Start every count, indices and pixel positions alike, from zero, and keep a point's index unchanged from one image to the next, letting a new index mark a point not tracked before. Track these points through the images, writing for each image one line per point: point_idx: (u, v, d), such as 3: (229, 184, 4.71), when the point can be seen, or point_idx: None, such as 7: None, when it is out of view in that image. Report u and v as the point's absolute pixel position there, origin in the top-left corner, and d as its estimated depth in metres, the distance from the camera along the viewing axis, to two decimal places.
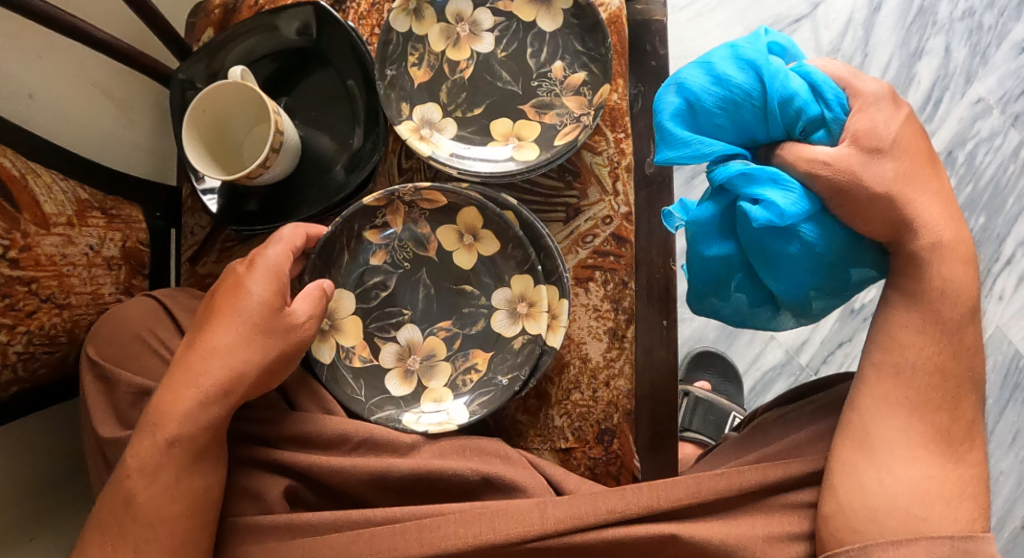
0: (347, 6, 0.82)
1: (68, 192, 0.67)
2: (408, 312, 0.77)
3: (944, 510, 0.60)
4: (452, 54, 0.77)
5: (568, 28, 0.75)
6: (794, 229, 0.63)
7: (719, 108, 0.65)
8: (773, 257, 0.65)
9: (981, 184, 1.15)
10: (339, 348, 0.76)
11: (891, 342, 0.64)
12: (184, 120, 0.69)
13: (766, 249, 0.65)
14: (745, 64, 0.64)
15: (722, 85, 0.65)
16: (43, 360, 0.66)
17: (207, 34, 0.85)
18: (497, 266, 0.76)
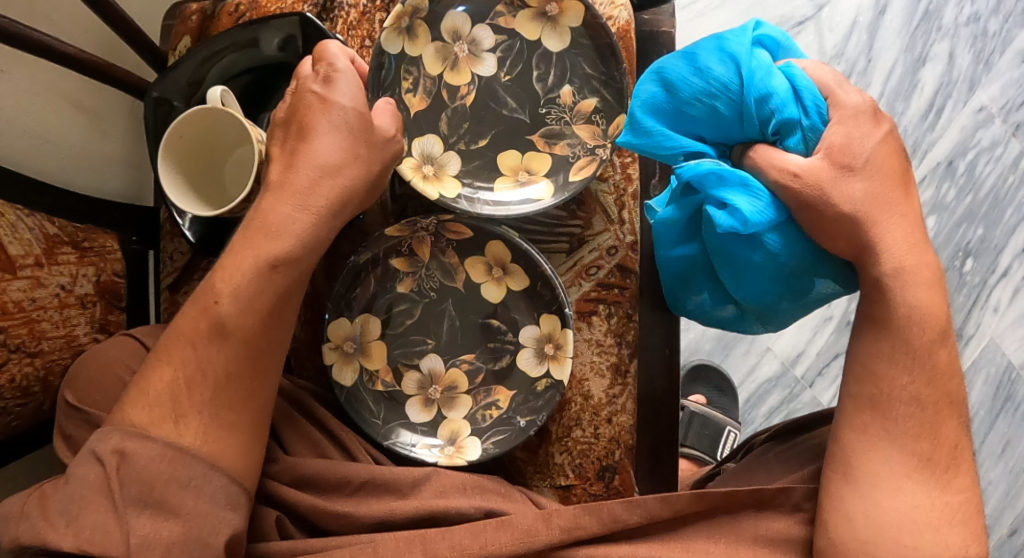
0: (335, 14, 0.75)
1: (34, 228, 0.63)
2: (431, 342, 0.74)
3: (933, 539, 0.55)
4: (452, 77, 0.72)
5: (579, 48, 0.71)
6: (758, 235, 0.58)
7: (696, 100, 0.59)
8: (729, 262, 0.61)
9: (981, 195, 1.13)
10: (361, 371, 0.72)
11: (866, 372, 0.58)
12: (161, 148, 0.63)
13: (727, 255, 0.61)
14: (726, 56, 0.58)
15: (695, 78, 0.58)
16: (15, 414, 0.62)
17: (184, 42, 0.77)
18: (526, 304, 0.73)
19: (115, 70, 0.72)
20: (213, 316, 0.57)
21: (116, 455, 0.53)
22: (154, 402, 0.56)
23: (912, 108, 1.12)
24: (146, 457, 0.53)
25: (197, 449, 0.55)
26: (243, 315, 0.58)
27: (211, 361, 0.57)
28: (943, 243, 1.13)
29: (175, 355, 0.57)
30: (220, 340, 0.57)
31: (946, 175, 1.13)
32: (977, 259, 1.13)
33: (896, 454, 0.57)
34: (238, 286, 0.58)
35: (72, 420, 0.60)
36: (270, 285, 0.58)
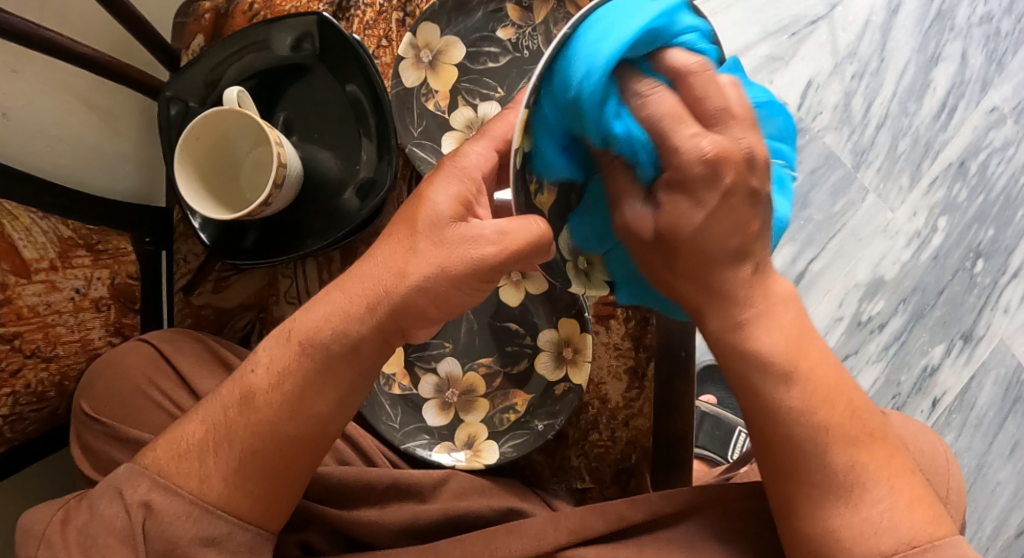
0: (351, 14, 0.73)
1: (48, 231, 0.62)
2: (449, 345, 0.74)
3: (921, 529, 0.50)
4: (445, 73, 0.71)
5: None
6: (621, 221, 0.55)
7: (562, 113, 0.49)
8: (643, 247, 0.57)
9: (992, 196, 1.13)
10: (380, 374, 0.72)
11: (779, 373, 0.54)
12: (177, 149, 0.62)
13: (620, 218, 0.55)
14: (587, 60, 0.47)
15: (571, 67, 0.47)
16: (32, 419, 0.62)
17: (197, 41, 0.76)
18: (548, 308, 0.72)
19: (127, 68, 0.71)
20: (248, 384, 0.53)
21: (141, 507, 0.51)
22: (186, 455, 0.53)
23: (924, 108, 1.12)
24: (170, 514, 0.51)
25: (219, 507, 0.51)
26: (279, 386, 0.53)
27: (237, 427, 0.53)
28: (954, 243, 1.12)
29: (211, 412, 0.54)
30: (250, 408, 0.53)
31: (958, 176, 1.12)
32: (988, 260, 1.13)
33: (834, 457, 0.51)
34: (277, 356, 0.54)
35: (91, 431, 0.60)
36: (302, 362, 0.53)
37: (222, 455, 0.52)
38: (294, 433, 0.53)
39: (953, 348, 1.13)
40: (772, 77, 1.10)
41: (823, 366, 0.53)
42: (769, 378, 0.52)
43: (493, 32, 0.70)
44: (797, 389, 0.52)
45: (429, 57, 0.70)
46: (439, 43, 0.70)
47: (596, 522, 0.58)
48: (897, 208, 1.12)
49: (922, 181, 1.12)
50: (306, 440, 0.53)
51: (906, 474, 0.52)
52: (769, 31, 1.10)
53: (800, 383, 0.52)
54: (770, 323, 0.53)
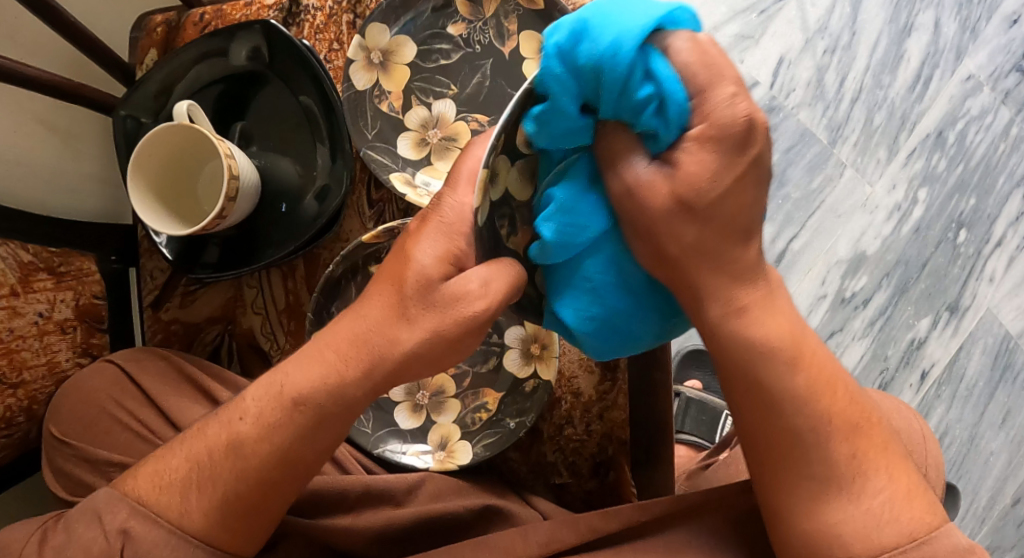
0: (301, 19, 0.73)
1: (7, 257, 0.62)
2: None
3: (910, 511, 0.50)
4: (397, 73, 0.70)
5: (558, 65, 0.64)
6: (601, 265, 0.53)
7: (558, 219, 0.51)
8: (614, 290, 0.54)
9: (971, 164, 1.12)
10: None
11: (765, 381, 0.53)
12: (129, 168, 0.62)
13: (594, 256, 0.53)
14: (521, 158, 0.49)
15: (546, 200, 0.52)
16: (3, 445, 0.62)
17: (151, 56, 0.76)
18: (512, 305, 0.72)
19: (81, 88, 0.71)
20: (235, 431, 0.54)
21: (120, 534, 0.52)
22: (167, 487, 0.54)
23: (899, 80, 1.10)
24: (149, 541, 0.52)
25: (199, 536, 0.52)
26: (267, 436, 0.53)
27: (223, 469, 0.53)
28: (935, 215, 1.11)
29: (199, 448, 0.54)
30: (238, 455, 0.53)
31: (936, 146, 1.11)
32: (970, 229, 1.12)
33: (833, 447, 0.51)
34: (267, 406, 0.53)
35: (60, 454, 0.61)
36: (293, 419, 0.52)
37: (207, 493, 0.53)
38: (279, 464, 0.53)
39: (939, 321, 1.12)
40: (743, 56, 1.10)
41: (819, 358, 0.52)
42: (769, 377, 0.51)
43: (444, 29, 0.69)
44: (801, 374, 0.51)
45: (380, 59, 0.69)
46: (389, 44, 0.69)
47: (567, 534, 0.59)
48: (876, 182, 1.11)
49: (900, 153, 1.11)
50: (285, 481, 0.53)
51: (900, 463, 0.52)
52: (738, 10, 1.09)
53: (799, 379, 0.51)
54: (764, 312, 0.51)
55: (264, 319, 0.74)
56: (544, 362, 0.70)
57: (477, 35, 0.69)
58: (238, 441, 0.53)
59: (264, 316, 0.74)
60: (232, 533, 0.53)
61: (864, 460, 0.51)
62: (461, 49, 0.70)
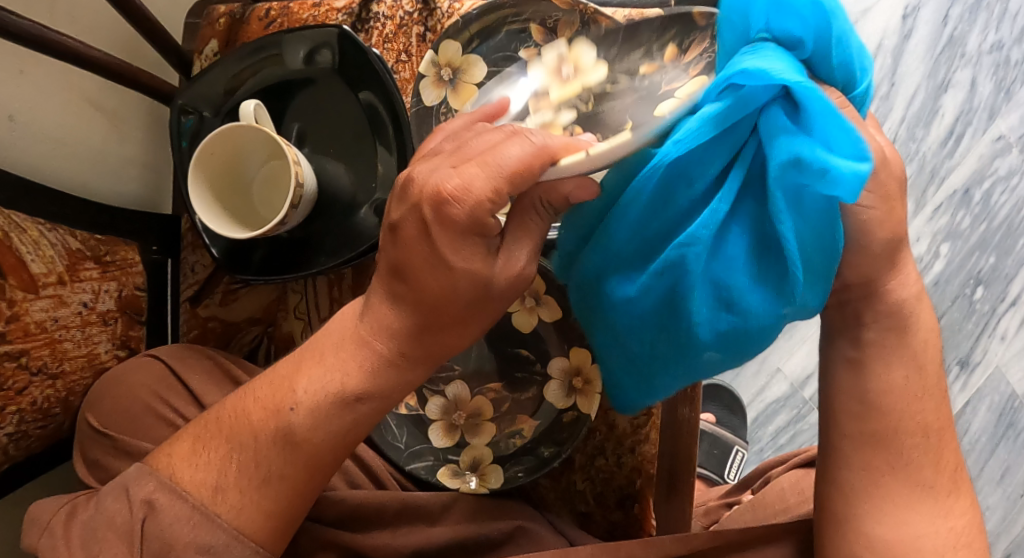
0: (371, 27, 0.73)
1: (57, 244, 0.60)
2: (459, 368, 0.73)
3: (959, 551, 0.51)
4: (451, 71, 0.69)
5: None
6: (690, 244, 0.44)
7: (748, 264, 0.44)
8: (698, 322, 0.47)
9: (995, 224, 1.14)
10: None
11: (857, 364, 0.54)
12: (192, 165, 0.61)
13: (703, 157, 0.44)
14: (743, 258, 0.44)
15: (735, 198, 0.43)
16: (37, 436, 0.61)
17: (210, 46, 0.75)
18: (557, 337, 0.71)
19: (140, 73, 0.69)
20: (286, 417, 0.50)
21: (144, 505, 0.49)
22: (199, 461, 0.50)
23: (931, 136, 1.12)
24: (172, 515, 0.48)
25: (228, 519, 0.49)
26: (320, 427, 0.49)
27: (267, 451, 0.50)
28: (954, 270, 1.13)
29: (242, 429, 0.51)
30: (290, 447, 0.49)
31: (962, 203, 1.13)
32: (988, 287, 1.14)
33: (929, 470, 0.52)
34: (319, 396, 0.50)
35: (98, 445, 0.59)
36: (356, 413, 0.50)
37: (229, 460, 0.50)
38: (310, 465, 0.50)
39: (948, 374, 1.15)
40: None
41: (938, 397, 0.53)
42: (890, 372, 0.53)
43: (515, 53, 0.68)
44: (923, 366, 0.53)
45: (450, 75, 0.69)
46: (460, 61, 0.68)
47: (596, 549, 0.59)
48: None
49: (926, 207, 1.13)
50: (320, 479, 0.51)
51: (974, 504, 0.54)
52: None
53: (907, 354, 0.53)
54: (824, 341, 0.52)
55: (303, 323, 0.73)
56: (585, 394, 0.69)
57: None
58: (289, 434, 0.49)
59: (306, 321, 0.72)
60: (265, 525, 0.50)
61: (940, 489, 0.52)
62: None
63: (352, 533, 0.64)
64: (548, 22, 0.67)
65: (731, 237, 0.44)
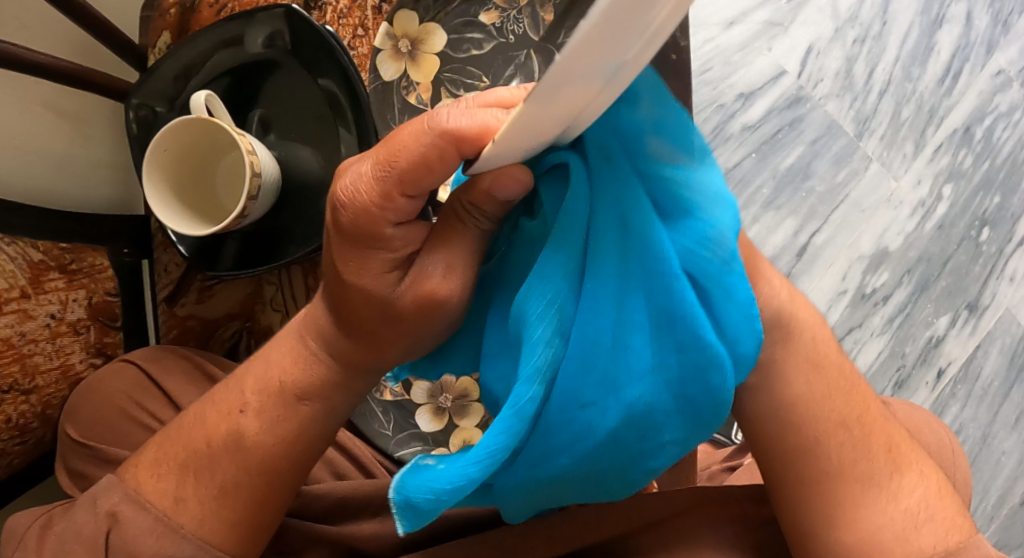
0: (324, 2, 0.71)
1: (17, 257, 0.58)
2: None
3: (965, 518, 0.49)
4: (406, 34, 0.68)
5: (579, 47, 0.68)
6: (624, 303, 0.42)
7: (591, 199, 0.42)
8: (620, 370, 0.42)
9: (998, 161, 1.10)
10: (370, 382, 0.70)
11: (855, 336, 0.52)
12: (145, 163, 0.60)
13: (613, 194, 0.41)
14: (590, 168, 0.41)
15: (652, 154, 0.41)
16: (16, 452, 0.60)
17: (163, 38, 0.72)
18: None
19: (92, 74, 0.66)
20: (234, 422, 0.50)
21: (109, 517, 0.49)
22: (166, 477, 0.50)
23: (929, 73, 1.08)
24: (139, 531, 0.48)
25: (192, 530, 0.48)
26: (267, 429, 0.49)
27: (221, 460, 0.49)
28: (960, 212, 1.10)
29: (196, 437, 0.51)
30: (239, 449, 0.49)
31: (963, 142, 1.09)
32: (993, 228, 1.10)
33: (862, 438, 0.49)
34: (265, 403, 0.50)
35: (77, 458, 0.59)
36: (298, 413, 0.50)
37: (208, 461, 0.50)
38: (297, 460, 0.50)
39: (958, 319, 1.11)
40: (771, 44, 1.07)
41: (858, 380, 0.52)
42: None
43: (476, 17, 0.69)
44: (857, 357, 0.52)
45: (408, 48, 0.68)
46: (418, 32, 0.68)
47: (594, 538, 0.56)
48: (902, 176, 1.09)
49: (927, 148, 1.09)
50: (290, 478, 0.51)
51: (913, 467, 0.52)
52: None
53: None
54: None
55: (281, 315, 0.72)
56: None
57: (510, 24, 0.68)
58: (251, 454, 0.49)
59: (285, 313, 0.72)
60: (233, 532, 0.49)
61: (896, 458, 0.49)
62: (494, 39, 0.69)
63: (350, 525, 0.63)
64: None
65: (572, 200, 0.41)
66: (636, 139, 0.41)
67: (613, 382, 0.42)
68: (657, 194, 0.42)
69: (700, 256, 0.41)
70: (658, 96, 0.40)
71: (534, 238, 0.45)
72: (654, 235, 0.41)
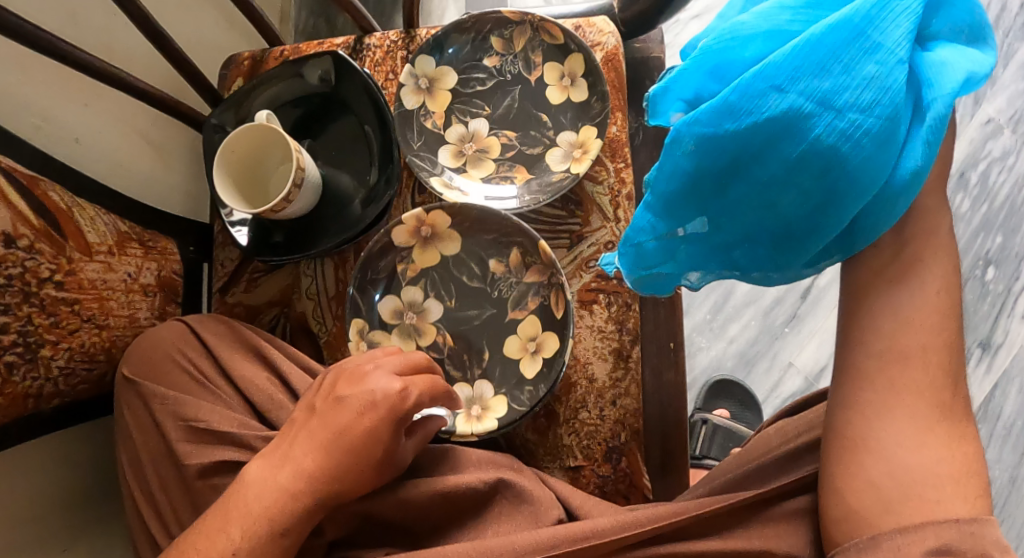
0: (364, 55, 0.89)
1: (109, 224, 0.74)
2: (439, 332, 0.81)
3: (954, 491, 0.56)
4: (427, 76, 0.84)
5: (562, 81, 0.82)
6: (806, 116, 0.54)
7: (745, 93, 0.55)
8: (748, 178, 0.58)
9: (996, 204, 1.15)
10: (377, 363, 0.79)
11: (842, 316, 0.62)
12: (216, 160, 0.75)
13: (816, 90, 0.54)
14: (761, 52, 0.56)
15: (730, 58, 0.57)
16: (82, 377, 0.72)
17: (237, 83, 0.91)
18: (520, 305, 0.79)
19: (177, 104, 0.84)
20: None
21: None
22: None
23: None
24: None
25: None
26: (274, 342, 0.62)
27: None
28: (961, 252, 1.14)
29: None
30: None
31: (958, 186, 1.15)
32: (999, 268, 1.14)
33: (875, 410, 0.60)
34: None
35: (126, 391, 0.72)
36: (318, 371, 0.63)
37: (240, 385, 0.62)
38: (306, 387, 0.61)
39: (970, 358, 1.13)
40: None
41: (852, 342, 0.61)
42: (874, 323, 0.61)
43: (481, 61, 0.84)
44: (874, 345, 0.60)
45: (427, 85, 0.84)
46: (435, 73, 0.84)
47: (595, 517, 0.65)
48: None
49: None
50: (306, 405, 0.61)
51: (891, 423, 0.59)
52: None
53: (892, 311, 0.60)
54: None
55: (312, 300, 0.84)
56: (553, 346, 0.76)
57: (508, 65, 0.83)
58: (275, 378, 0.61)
59: (317, 302, 0.84)
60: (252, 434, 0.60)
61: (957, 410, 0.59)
62: (495, 78, 0.83)
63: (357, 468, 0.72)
64: (505, 33, 0.83)
65: (790, 94, 0.54)
66: (865, 14, 0.53)
67: (732, 185, 0.59)
68: (815, 45, 0.53)
69: (839, 97, 0.54)
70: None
71: (733, 141, 0.57)
72: (808, 76, 0.54)
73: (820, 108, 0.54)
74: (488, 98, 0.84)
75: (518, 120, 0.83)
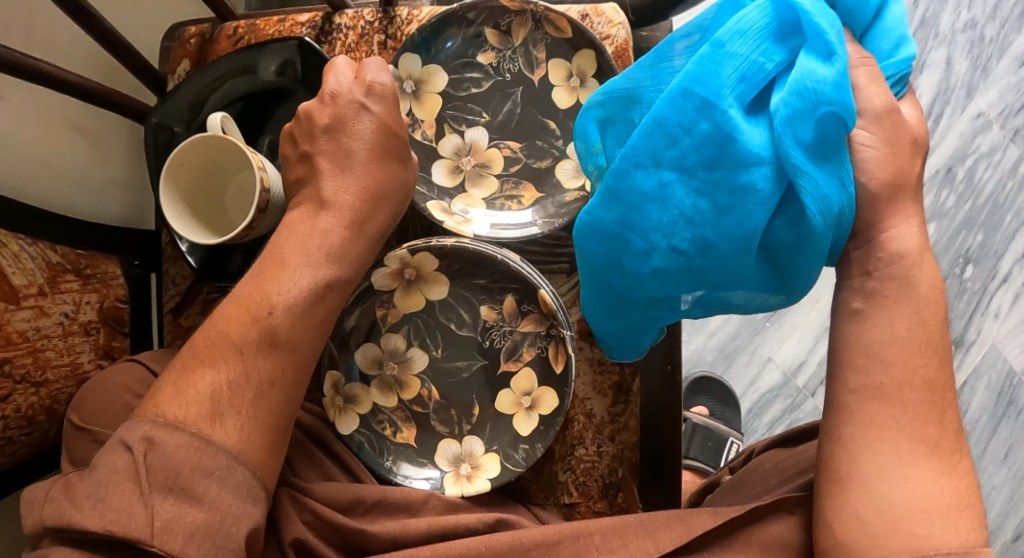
0: (334, 38, 0.76)
1: (37, 257, 0.64)
2: (423, 379, 0.72)
3: (943, 523, 0.52)
4: (416, 78, 0.73)
5: (569, 83, 0.72)
6: (667, 185, 0.55)
7: (623, 168, 0.55)
8: (650, 244, 0.56)
9: (980, 202, 1.13)
10: (360, 419, 0.71)
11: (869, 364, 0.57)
12: (162, 175, 0.64)
13: (669, 155, 0.54)
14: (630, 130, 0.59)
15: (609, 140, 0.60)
16: (22, 442, 0.64)
17: (183, 66, 0.78)
18: (517, 347, 0.71)
19: (114, 95, 0.71)
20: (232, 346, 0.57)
21: (144, 441, 0.52)
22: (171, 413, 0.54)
23: None
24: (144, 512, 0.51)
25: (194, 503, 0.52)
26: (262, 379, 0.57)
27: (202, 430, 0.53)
28: (942, 250, 1.13)
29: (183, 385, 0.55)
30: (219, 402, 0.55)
31: (944, 182, 1.13)
32: (977, 265, 1.13)
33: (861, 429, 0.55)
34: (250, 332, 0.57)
35: (79, 442, 0.60)
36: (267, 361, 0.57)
37: (183, 400, 0.54)
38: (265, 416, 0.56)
39: None
40: None
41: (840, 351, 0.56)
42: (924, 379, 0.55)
43: (474, 57, 0.73)
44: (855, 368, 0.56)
45: (412, 88, 0.73)
46: (420, 72, 0.73)
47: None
48: None
49: None
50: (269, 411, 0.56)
51: (900, 451, 0.54)
52: None
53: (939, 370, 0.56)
54: None
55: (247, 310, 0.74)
56: (548, 393, 0.70)
57: (507, 63, 0.73)
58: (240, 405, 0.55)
59: None
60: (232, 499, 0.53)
61: None
62: (491, 77, 0.73)
63: (349, 520, 0.64)
64: (502, 25, 0.72)
65: (649, 166, 0.55)
66: (694, 76, 0.52)
67: (637, 253, 0.57)
68: (653, 122, 0.54)
69: (688, 159, 0.54)
70: (705, 50, 0.52)
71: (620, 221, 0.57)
72: (655, 151, 0.54)
73: (678, 173, 0.54)
74: (485, 102, 0.74)
75: (522, 130, 0.74)
